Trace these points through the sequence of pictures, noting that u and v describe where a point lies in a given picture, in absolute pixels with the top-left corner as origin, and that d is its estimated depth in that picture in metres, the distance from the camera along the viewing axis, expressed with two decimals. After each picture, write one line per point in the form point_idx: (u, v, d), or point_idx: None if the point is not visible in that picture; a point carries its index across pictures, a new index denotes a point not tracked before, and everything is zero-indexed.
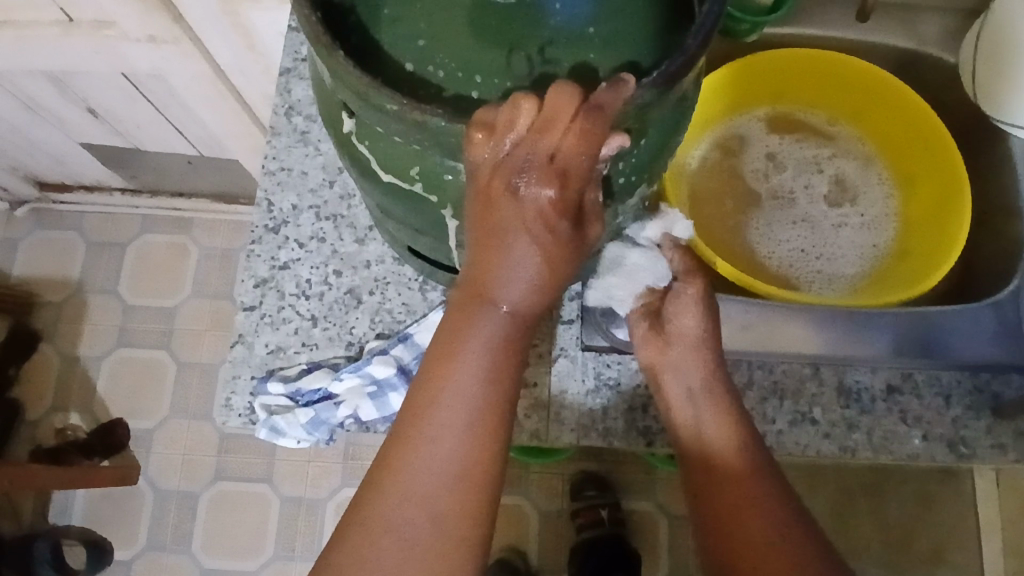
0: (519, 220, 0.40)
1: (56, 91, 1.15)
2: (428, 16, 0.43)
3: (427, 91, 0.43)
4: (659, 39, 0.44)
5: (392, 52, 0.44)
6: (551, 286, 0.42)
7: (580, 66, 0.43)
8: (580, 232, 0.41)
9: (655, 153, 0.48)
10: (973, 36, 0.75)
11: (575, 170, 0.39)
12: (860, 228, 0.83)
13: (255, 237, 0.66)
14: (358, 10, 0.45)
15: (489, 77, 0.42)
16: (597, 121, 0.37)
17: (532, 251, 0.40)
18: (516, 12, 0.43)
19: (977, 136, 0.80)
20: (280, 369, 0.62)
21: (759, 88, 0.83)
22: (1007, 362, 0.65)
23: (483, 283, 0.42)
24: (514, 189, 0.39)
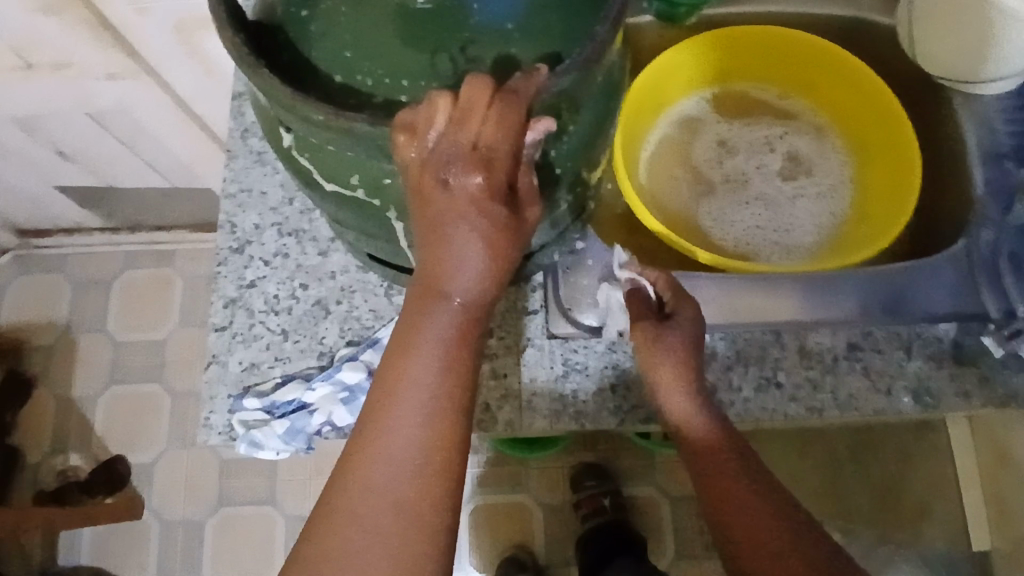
0: (458, 211, 0.41)
1: (24, 137, 1.16)
2: (353, 29, 0.45)
3: (357, 99, 0.45)
4: (578, 28, 0.46)
5: (322, 64, 0.45)
6: (498, 274, 0.43)
7: (501, 62, 0.45)
8: (519, 217, 0.43)
9: (590, 136, 0.50)
10: (904, 7, 0.79)
11: (500, 153, 0.41)
12: (818, 200, 0.84)
13: (220, 259, 0.68)
14: (286, 27, 0.47)
15: (415, 79, 0.44)
16: (511, 104, 0.40)
17: (474, 242, 0.42)
18: (436, 16, 0.44)
19: (923, 93, 0.82)
20: (256, 385, 0.63)
21: (705, 67, 0.85)
22: (964, 311, 0.67)
23: (434, 275, 0.43)
24: (443, 180, 0.41)
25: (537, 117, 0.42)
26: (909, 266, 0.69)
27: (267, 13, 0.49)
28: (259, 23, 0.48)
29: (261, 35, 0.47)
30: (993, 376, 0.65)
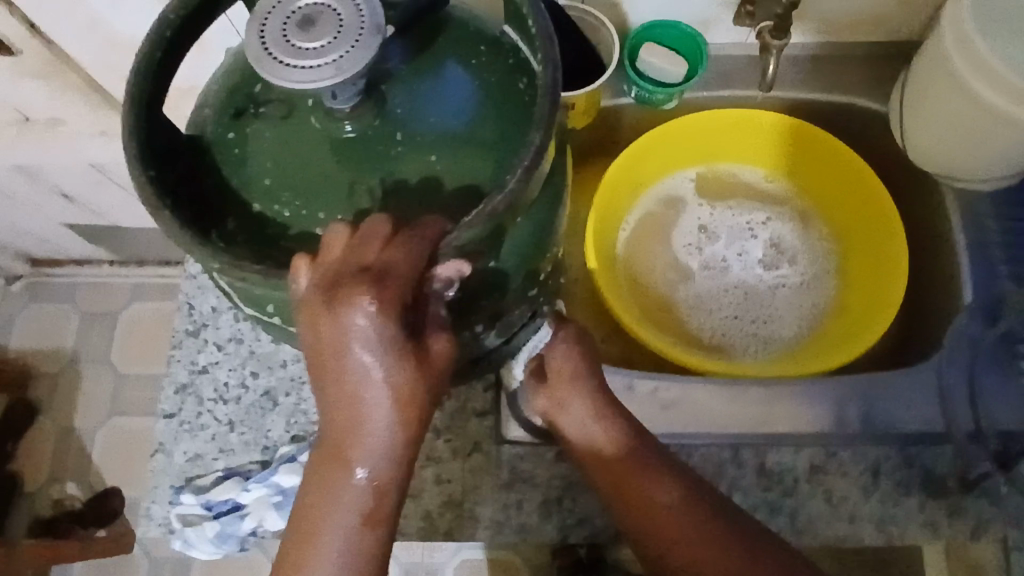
0: (351, 346, 0.38)
1: (29, 183, 1.18)
2: (275, 158, 0.44)
3: (271, 230, 0.44)
4: (507, 155, 0.44)
5: (242, 190, 0.44)
6: (403, 425, 0.41)
7: (420, 195, 0.44)
8: (423, 355, 0.40)
9: (526, 252, 0.48)
10: (897, 91, 0.75)
11: (396, 278, 0.38)
12: (800, 289, 0.81)
13: (175, 341, 0.67)
14: (212, 149, 0.45)
15: (332, 212, 0.43)
16: (414, 235, 0.39)
17: (373, 385, 0.39)
18: (358, 147, 0.44)
19: (914, 188, 0.78)
20: (196, 478, 0.63)
21: (689, 148, 0.83)
22: (938, 432, 0.64)
23: (337, 438, 0.41)
24: (334, 309, 0.38)
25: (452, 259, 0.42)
26: (889, 378, 0.65)
27: (198, 128, 0.47)
28: (191, 139, 0.46)
29: (189, 155, 0.45)
30: (964, 506, 0.61)
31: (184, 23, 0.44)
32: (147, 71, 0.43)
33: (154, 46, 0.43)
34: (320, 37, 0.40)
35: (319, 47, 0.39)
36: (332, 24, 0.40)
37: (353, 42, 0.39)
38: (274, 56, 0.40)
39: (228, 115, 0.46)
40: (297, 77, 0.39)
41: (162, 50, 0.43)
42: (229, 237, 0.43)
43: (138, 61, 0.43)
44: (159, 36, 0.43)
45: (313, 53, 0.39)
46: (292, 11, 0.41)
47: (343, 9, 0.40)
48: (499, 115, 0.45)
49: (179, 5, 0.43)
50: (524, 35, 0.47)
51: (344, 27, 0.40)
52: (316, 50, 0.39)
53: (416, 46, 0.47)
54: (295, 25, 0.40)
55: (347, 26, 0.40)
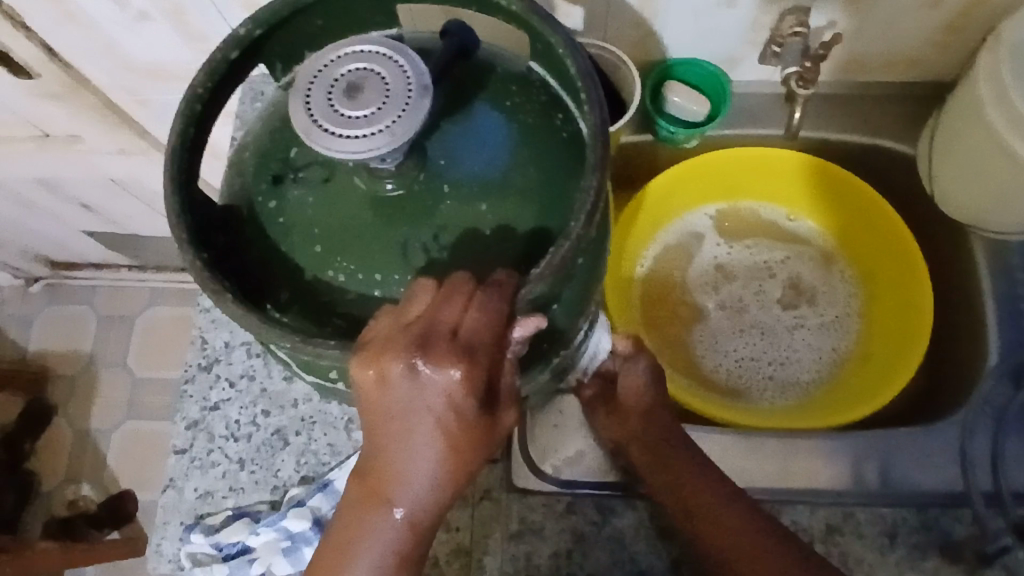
0: (421, 406, 0.36)
1: (50, 193, 1.18)
2: (322, 221, 0.43)
3: (327, 297, 0.43)
4: (560, 200, 0.44)
5: (291, 259, 0.44)
6: (454, 484, 0.38)
7: (479, 253, 0.43)
8: (493, 424, 0.37)
9: (580, 298, 0.46)
10: (926, 132, 0.73)
11: (484, 343, 0.35)
12: (820, 332, 0.80)
13: (188, 376, 0.67)
14: (257, 218, 0.45)
15: (388, 273, 0.43)
16: (496, 294, 0.36)
17: (431, 445, 0.37)
18: (406, 205, 0.43)
19: (943, 235, 0.77)
20: (207, 516, 0.63)
21: (710, 185, 0.81)
22: (957, 494, 0.64)
23: (378, 484, 0.39)
24: (413, 371, 0.35)
25: (524, 314, 0.38)
26: (911, 434, 0.66)
27: (236, 197, 0.46)
28: (226, 209, 0.46)
29: (228, 227, 0.45)
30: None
31: (213, 92, 0.43)
32: (181, 152, 0.42)
33: (186, 122, 0.42)
34: (367, 104, 0.37)
35: (368, 114, 0.37)
36: (379, 90, 0.37)
37: (403, 107, 0.37)
38: (323, 126, 0.37)
39: (267, 182, 0.45)
40: (347, 147, 0.36)
41: (194, 127, 0.42)
42: (285, 308, 0.43)
43: (171, 141, 0.42)
44: (188, 110, 0.42)
45: (363, 121, 0.36)
46: (335, 78, 0.38)
47: (387, 73, 0.38)
48: (541, 163, 0.45)
49: (203, 77, 0.42)
50: (559, 74, 0.47)
51: (392, 94, 0.37)
52: (366, 117, 0.37)
53: (452, 92, 0.45)
54: (341, 92, 0.37)
55: (394, 91, 0.37)
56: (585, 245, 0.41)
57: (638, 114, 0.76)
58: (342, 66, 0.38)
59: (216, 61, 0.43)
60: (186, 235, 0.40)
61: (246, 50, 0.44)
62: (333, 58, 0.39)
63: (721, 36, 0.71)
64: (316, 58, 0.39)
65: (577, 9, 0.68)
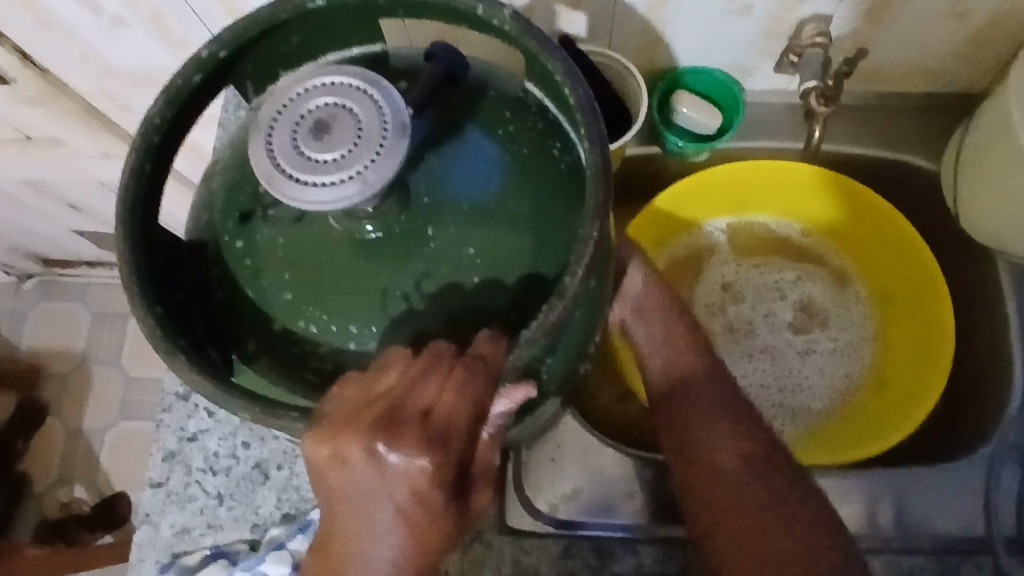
0: (384, 491, 0.33)
1: (35, 193, 1.14)
2: (293, 265, 0.39)
3: (300, 348, 0.39)
4: (557, 242, 0.40)
5: (259, 306, 0.40)
6: (417, 572, 0.36)
7: (466, 303, 0.39)
8: (466, 506, 0.35)
9: (574, 351, 0.42)
10: (953, 147, 0.68)
11: (457, 430, 0.33)
12: (832, 357, 0.76)
13: (164, 404, 0.64)
14: (223, 259, 0.40)
15: (364, 325, 0.39)
16: (476, 373, 0.33)
17: (393, 532, 0.34)
18: (384, 249, 0.39)
19: (967, 258, 0.72)
20: (183, 555, 0.60)
21: (718, 201, 0.77)
22: (976, 539, 0.60)
23: (335, 566, 0.36)
24: (377, 457, 0.32)
25: (512, 382, 0.34)
26: (928, 470, 0.62)
27: (201, 233, 0.42)
28: (191, 246, 0.42)
29: (192, 267, 0.41)
30: None
31: (173, 121, 0.39)
32: (137, 190, 0.37)
33: (142, 156, 0.38)
34: (336, 146, 0.32)
35: (338, 158, 0.32)
36: (350, 129, 0.33)
37: (378, 148, 0.32)
38: (287, 171, 0.32)
39: (233, 219, 0.41)
40: (312, 196, 0.32)
41: (151, 161, 0.38)
42: (252, 359, 0.40)
43: (125, 178, 0.37)
44: (145, 143, 0.38)
45: (332, 166, 0.32)
46: (302, 115, 0.33)
47: (361, 111, 0.33)
48: (535, 200, 0.41)
49: (162, 105, 0.38)
50: (556, 99, 0.42)
51: (364, 134, 0.32)
52: (336, 161, 0.32)
53: (439, 120, 0.41)
54: (307, 132, 0.33)
55: (366, 133, 0.32)
56: (583, 297, 0.37)
57: (645, 125, 0.71)
58: (310, 101, 0.34)
59: (177, 86, 0.38)
60: (138, 286, 0.36)
61: (211, 74, 0.39)
62: (299, 90, 0.34)
63: (734, 45, 0.67)
64: (280, 90, 0.34)
65: (580, 15, 0.63)
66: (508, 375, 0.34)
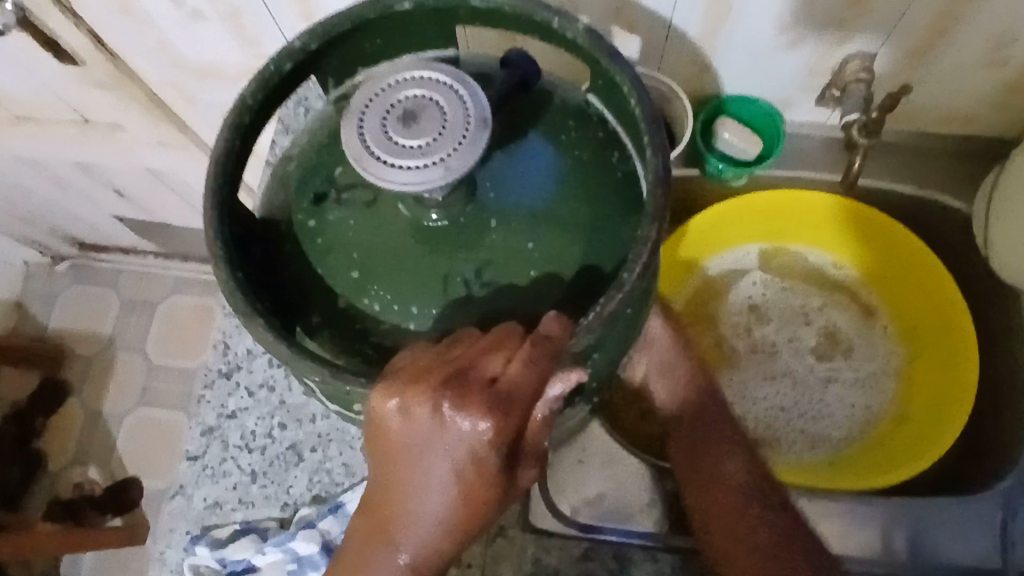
0: (442, 446, 0.36)
1: (84, 176, 1.18)
2: (363, 246, 0.42)
3: (362, 326, 0.42)
4: (612, 240, 0.42)
5: (328, 281, 0.42)
6: (461, 532, 0.39)
7: (525, 294, 0.41)
8: (513, 479, 0.38)
9: (620, 351, 0.45)
10: (986, 189, 0.70)
11: (520, 397, 0.35)
12: (854, 386, 0.77)
13: (208, 381, 0.66)
14: (294, 238, 0.43)
15: (424, 306, 0.41)
16: (545, 353, 0.35)
17: (448, 487, 0.37)
18: (452, 237, 0.41)
19: (996, 301, 0.74)
20: (214, 528, 0.62)
21: (751, 226, 0.79)
22: (994, 570, 0.61)
23: (384, 522, 0.39)
24: (442, 415, 0.36)
25: (569, 365, 0.37)
26: (948, 502, 0.63)
27: (275, 211, 0.44)
28: (265, 222, 0.44)
29: (265, 238, 0.44)
30: None
31: (262, 104, 0.41)
32: (224, 165, 0.40)
33: (232, 134, 0.40)
34: (423, 135, 0.35)
35: (422, 145, 0.35)
36: (436, 121, 0.36)
37: (460, 139, 0.35)
38: (375, 154, 0.35)
39: (307, 199, 0.43)
40: (398, 177, 0.35)
41: (240, 138, 0.41)
42: (315, 332, 0.42)
43: (216, 152, 0.40)
44: (236, 121, 0.40)
45: (417, 152, 0.35)
46: (391, 103, 0.37)
47: (446, 103, 0.36)
48: (595, 202, 0.43)
49: (255, 89, 0.41)
50: (619, 111, 0.45)
51: (449, 124, 0.36)
52: (420, 147, 0.35)
53: (508, 119, 0.44)
54: (396, 119, 0.36)
55: (451, 123, 0.36)
56: (635, 296, 0.39)
57: (687, 149, 0.73)
58: (400, 92, 0.37)
59: (270, 72, 0.41)
60: (222, 252, 0.38)
61: (298, 64, 0.42)
62: (390, 81, 0.37)
63: (781, 76, 0.69)
64: (372, 82, 0.37)
65: (634, 38, 0.66)
66: (566, 356, 0.37)
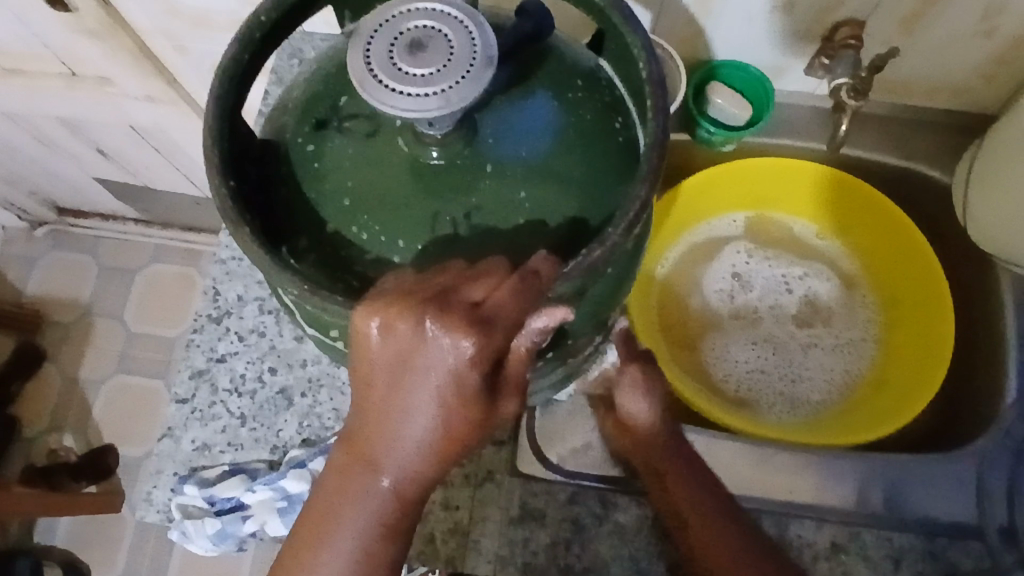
0: (423, 366, 0.35)
1: (69, 135, 1.17)
2: (358, 175, 0.42)
3: (348, 253, 0.42)
4: (605, 195, 0.43)
5: (318, 209, 0.43)
6: (446, 456, 0.38)
7: (512, 237, 0.42)
8: (497, 408, 0.37)
9: (614, 287, 0.46)
10: (967, 160, 0.72)
11: (506, 320, 0.35)
12: (833, 353, 0.79)
13: (197, 325, 0.66)
14: (291, 160, 0.44)
15: (410, 241, 0.41)
16: (531, 288, 0.36)
17: (432, 407, 0.36)
18: (448, 177, 0.42)
19: (973, 271, 0.76)
20: (202, 469, 0.62)
21: (737, 194, 0.80)
22: (966, 525, 0.63)
23: (366, 447, 0.38)
24: (423, 331, 0.35)
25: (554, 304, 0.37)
26: (924, 459, 0.66)
27: (277, 135, 0.45)
28: (265, 144, 0.45)
29: (263, 160, 0.44)
30: None
31: (275, 24, 0.41)
32: (230, 80, 0.40)
33: (241, 48, 0.40)
34: (428, 65, 0.36)
35: (427, 75, 0.36)
36: (442, 53, 0.36)
37: (465, 73, 0.36)
38: (379, 79, 0.36)
39: (310, 125, 0.44)
40: (400, 104, 0.35)
41: (249, 54, 0.41)
42: (301, 255, 0.42)
43: (223, 65, 0.40)
44: (248, 37, 0.40)
45: (421, 81, 0.36)
46: (400, 32, 0.37)
47: (454, 36, 0.37)
48: (591, 157, 0.44)
49: (269, 7, 0.41)
50: (630, 82, 0.46)
51: (455, 58, 0.36)
52: (425, 77, 0.36)
53: (517, 70, 0.44)
54: (403, 48, 0.36)
55: (457, 56, 0.36)
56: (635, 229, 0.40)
57: (680, 113, 0.75)
58: (409, 22, 0.37)
59: None
60: (218, 158, 0.39)
61: None
62: (399, 11, 0.37)
63: (774, 43, 0.71)
64: (382, 10, 0.38)
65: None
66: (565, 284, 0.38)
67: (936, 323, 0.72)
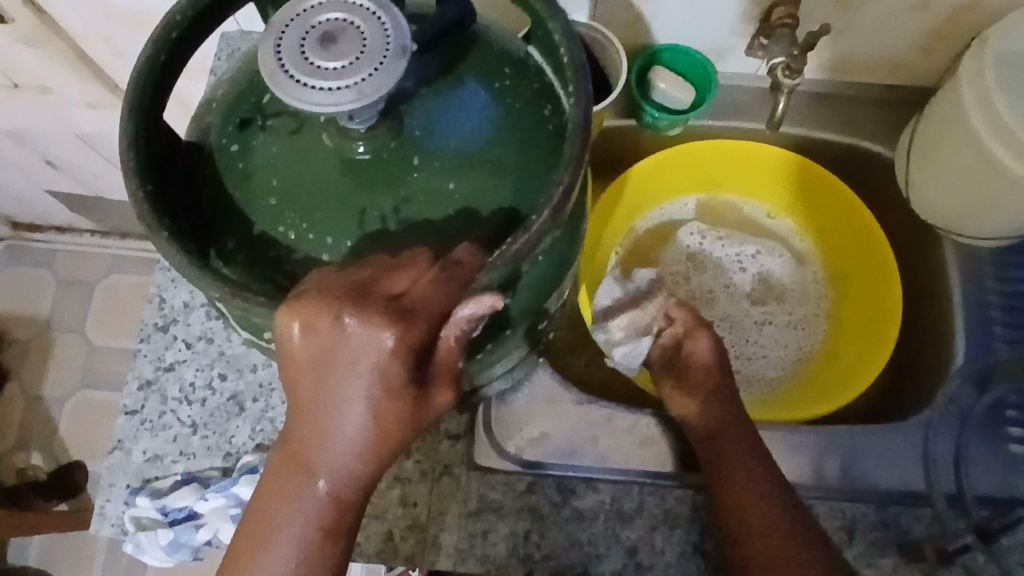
0: (348, 361, 0.35)
1: (14, 147, 1.14)
2: (284, 174, 0.42)
3: (276, 253, 0.41)
4: (535, 183, 0.43)
5: (246, 209, 0.42)
6: (382, 451, 0.38)
7: (441, 229, 0.41)
8: (425, 397, 0.37)
9: (550, 274, 0.46)
10: (907, 135, 0.73)
11: (426, 310, 0.35)
12: (787, 329, 0.80)
13: (143, 335, 0.65)
14: (215, 161, 0.43)
15: (340, 237, 0.41)
16: (453, 276, 0.36)
17: (362, 402, 0.36)
18: (374, 169, 0.41)
19: (918, 243, 0.78)
20: (155, 480, 0.61)
21: (687, 177, 0.81)
22: (917, 493, 0.64)
23: (301, 448, 0.38)
24: (343, 326, 0.35)
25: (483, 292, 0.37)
26: (875, 429, 0.67)
27: (201, 136, 0.44)
28: (189, 147, 0.44)
29: (188, 162, 0.44)
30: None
31: (192, 22, 0.41)
32: (146, 82, 0.39)
33: (157, 49, 0.40)
34: (341, 57, 0.35)
35: (341, 67, 0.35)
36: (355, 44, 0.36)
37: (378, 63, 0.35)
38: (291, 73, 0.35)
39: (234, 125, 0.43)
40: (314, 98, 0.35)
41: (166, 54, 0.40)
42: (229, 258, 0.42)
43: (138, 67, 0.39)
44: (163, 37, 0.40)
45: (334, 73, 0.35)
46: (312, 25, 0.36)
47: (366, 27, 0.36)
48: (520, 143, 0.43)
49: (184, 5, 0.40)
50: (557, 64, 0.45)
51: (368, 48, 0.36)
52: (338, 70, 0.35)
53: (443, 59, 0.44)
54: (315, 41, 0.36)
55: (371, 46, 0.36)
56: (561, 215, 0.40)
57: (626, 99, 0.75)
58: (321, 14, 0.36)
59: None
60: (135, 163, 0.38)
61: None
62: (311, 4, 0.37)
63: (714, 25, 0.71)
64: (294, 4, 0.37)
65: None
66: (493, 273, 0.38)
67: (883, 295, 0.73)
